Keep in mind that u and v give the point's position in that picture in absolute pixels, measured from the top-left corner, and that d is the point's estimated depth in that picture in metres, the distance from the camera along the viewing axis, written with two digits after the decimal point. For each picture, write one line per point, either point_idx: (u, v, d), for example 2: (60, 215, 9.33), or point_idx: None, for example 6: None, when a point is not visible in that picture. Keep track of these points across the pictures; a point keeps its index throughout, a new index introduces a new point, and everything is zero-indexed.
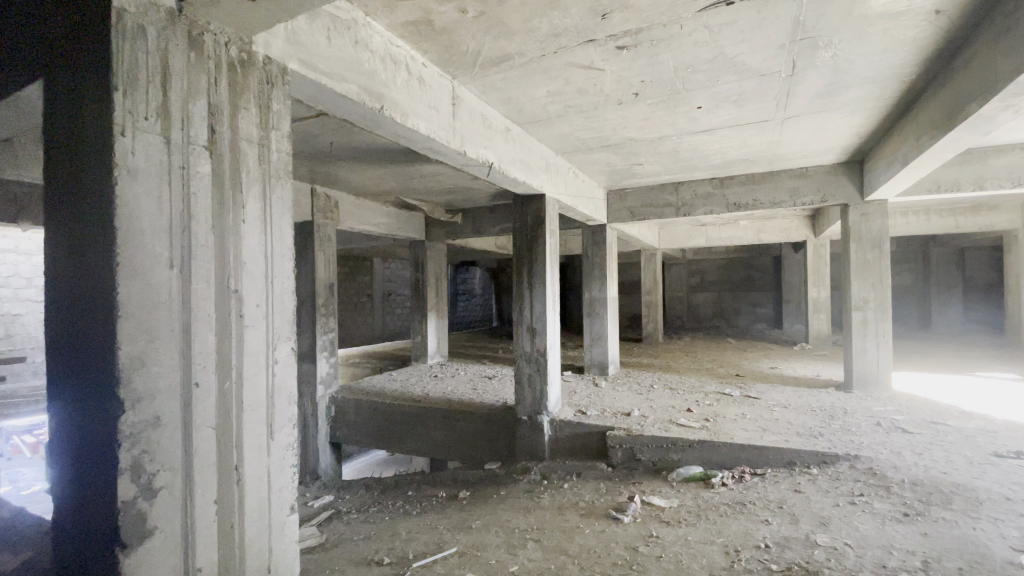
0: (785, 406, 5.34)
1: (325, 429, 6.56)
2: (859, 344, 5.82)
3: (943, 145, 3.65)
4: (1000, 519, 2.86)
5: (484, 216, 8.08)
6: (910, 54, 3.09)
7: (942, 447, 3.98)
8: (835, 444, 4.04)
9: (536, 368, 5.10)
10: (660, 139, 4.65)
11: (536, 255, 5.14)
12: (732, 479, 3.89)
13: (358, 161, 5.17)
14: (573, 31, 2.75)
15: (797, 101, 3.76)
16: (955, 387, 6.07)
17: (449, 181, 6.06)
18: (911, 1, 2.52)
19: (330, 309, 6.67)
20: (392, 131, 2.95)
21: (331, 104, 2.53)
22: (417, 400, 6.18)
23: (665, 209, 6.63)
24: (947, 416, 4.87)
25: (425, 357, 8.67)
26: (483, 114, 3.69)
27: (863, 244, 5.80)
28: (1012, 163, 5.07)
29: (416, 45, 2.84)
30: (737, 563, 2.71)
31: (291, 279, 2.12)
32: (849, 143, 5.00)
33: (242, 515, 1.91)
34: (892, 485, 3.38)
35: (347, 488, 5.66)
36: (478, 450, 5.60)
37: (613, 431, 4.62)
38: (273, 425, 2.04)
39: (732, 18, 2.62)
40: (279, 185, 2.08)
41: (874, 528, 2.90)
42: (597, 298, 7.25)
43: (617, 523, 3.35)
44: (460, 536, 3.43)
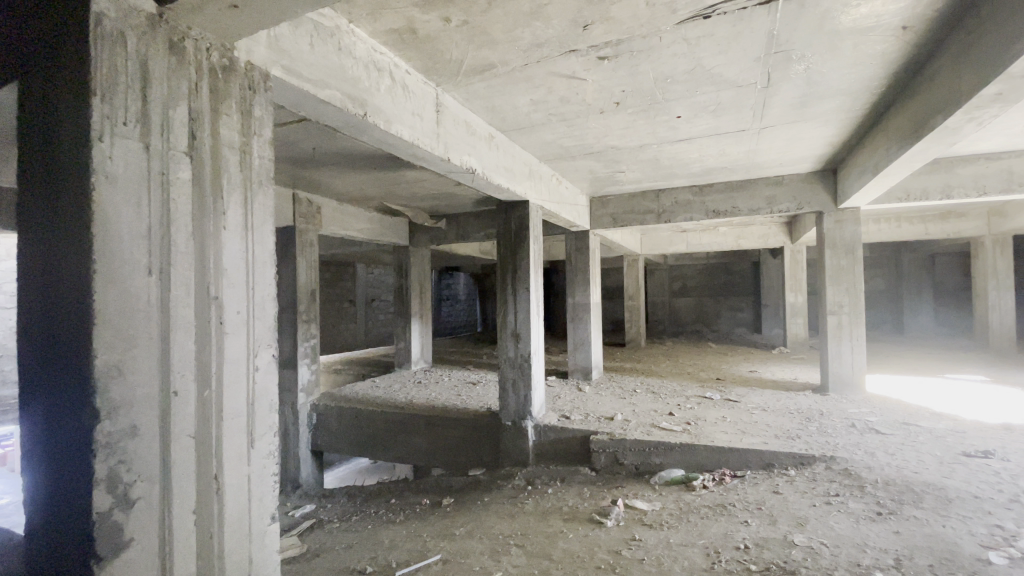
0: (764, 409, 5.45)
1: (306, 437, 6.47)
2: (834, 348, 5.98)
3: (911, 155, 3.79)
4: (968, 517, 2.96)
5: (468, 221, 8.10)
6: (879, 68, 3.21)
7: (913, 447, 4.11)
8: (812, 446, 4.13)
9: (520, 374, 5.11)
10: (641, 147, 4.74)
11: (519, 261, 5.17)
12: (713, 481, 3.95)
13: (340, 166, 5.14)
14: (555, 42, 2.79)
15: (772, 111, 3.87)
16: (927, 389, 6.26)
17: (433, 187, 6.06)
18: (879, 18, 2.62)
19: (312, 315, 6.58)
20: (375, 138, 2.95)
21: (314, 110, 2.53)
22: (400, 406, 6.13)
23: (647, 215, 6.74)
24: (919, 417, 5.02)
25: (409, 363, 8.61)
26: (467, 121, 3.72)
27: (838, 250, 5.97)
28: (976, 173, 5.28)
29: (401, 53, 2.86)
30: (717, 564, 2.75)
31: (273, 286, 2.11)
32: (823, 153, 5.15)
33: (222, 525, 1.88)
34: (866, 484, 3.48)
35: (329, 496, 5.59)
36: (462, 456, 5.58)
37: (596, 436, 4.65)
38: (254, 433, 2.02)
39: (709, 30, 2.69)
40: (261, 191, 2.08)
41: (849, 527, 2.97)
42: (581, 304, 7.30)
43: (600, 527, 3.38)
44: (444, 543, 3.42)
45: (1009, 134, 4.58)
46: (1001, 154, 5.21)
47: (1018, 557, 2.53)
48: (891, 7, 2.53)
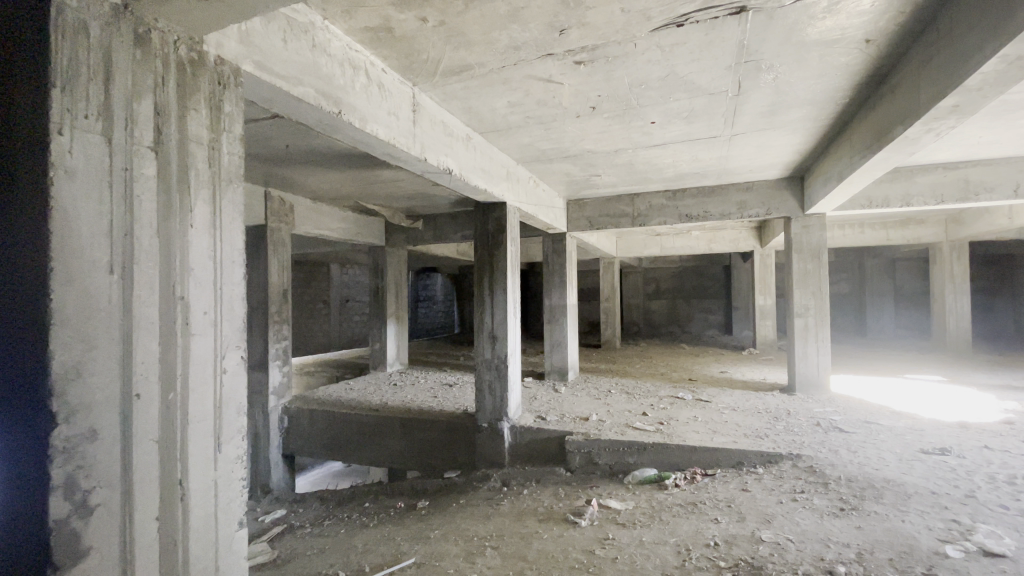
0: (734, 408, 5.58)
1: (278, 441, 6.33)
2: (801, 350, 6.17)
3: (873, 164, 3.94)
4: (926, 512, 3.09)
5: (446, 222, 8.06)
6: (843, 79, 3.33)
7: (874, 445, 4.27)
8: (779, 445, 4.25)
9: (496, 375, 5.11)
10: (617, 152, 4.80)
11: (496, 262, 5.18)
12: (685, 480, 4.03)
13: (315, 164, 5.05)
14: (531, 45, 2.81)
15: (743, 119, 3.98)
16: (888, 389, 6.51)
17: (410, 187, 6.02)
18: (844, 31, 2.73)
19: (284, 316, 6.44)
20: (350, 136, 2.91)
21: (287, 107, 2.48)
22: (374, 409, 6.05)
23: (622, 218, 6.83)
24: (880, 416, 5.22)
25: (384, 364, 8.52)
26: (445, 122, 3.71)
27: (805, 255, 6.15)
28: (934, 182, 5.53)
29: (377, 51, 2.83)
30: (688, 562, 2.80)
31: (242, 285, 2.07)
32: (791, 160, 5.32)
33: (187, 532, 1.83)
34: (829, 481, 3.60)
35: (301, 501, 5.47)
36: (437, 458, 5.55)
37: (571, 436, 4.69)
38: (221, 437, 1.97)
39: (682, 38, 2.75)
40: (230, 188, 2.03)
41: (813, 523, 3.07)
42: (557, 305, 7.35)
43: (574, 527, 3.40)
44: (418, 546, 3.39)
45: (964, 145, 4.80)
46: (957, 164, 5.46)
47: (972, 550, 2.64)
48: (855, 21, 2.63)
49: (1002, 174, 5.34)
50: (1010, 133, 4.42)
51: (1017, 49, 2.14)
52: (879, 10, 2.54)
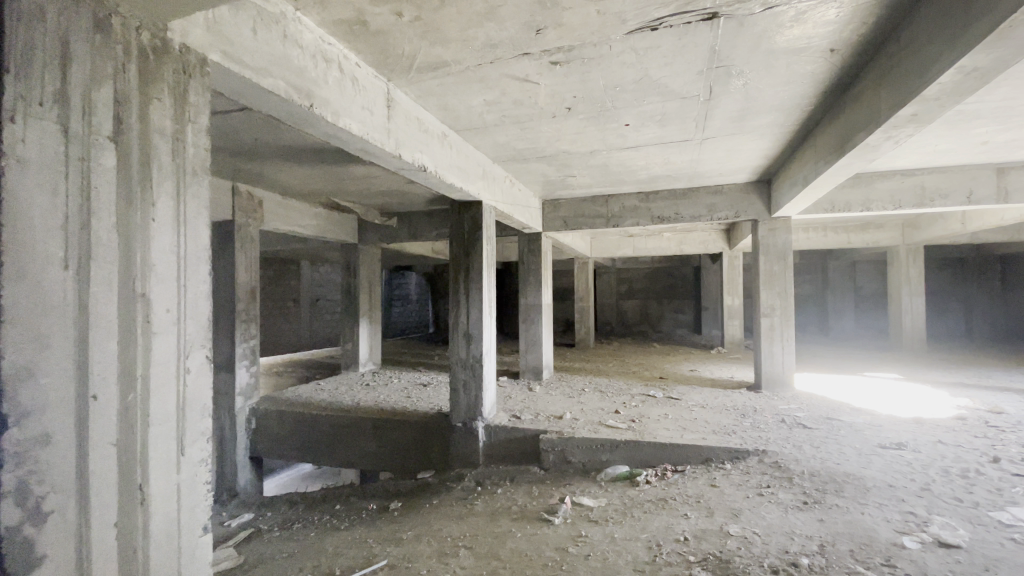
0: (703, 406, 5.71)
1: (245, 443, 6.15)
2: (767, 349, 6.36)
3: (836, 170, 4.08)
4: (883, 504, 3.23)
5: (420, 220, 7.99)
6: (809, 86, 3.45)
7: (835, 440, 4.43)
8: (746, 441, 4.37)
9: (471, 374, 5.10)
10: (592, 153, 4.85)
11: (471, 261, 5.16)
12: (655, 476, 4.10)
13: (285, 159, 4.93)
14: (508, 44, 2.81)
15: (713, 123, 4.07)
16: (847, 386, 6.78)
17: (383, 184, 5.94)
18: (810, 40, 2.82)
19: (252, 314, 6.26)
20: (323, 131, 2.85)
21: (257, 99, 2.41)
22: (346, 409, 5.95)
23: (597, 219, 6.90)
24: (841, 412, 5.43)
25: (356, 364, 8.38)
26: (420, 119, 3.67)
27: (771, 256, 6.35)
28: (892, 188, 5.79)
29: (350, 45, 2.79)
30: (659, 557, 2.85)
31: (207, 283, 2.00)
32: (759, 165, 5.47)
33: (148, 540, 1.75)
34: (794, 476, 3.72)
35: (269, 504, 5.33)
36: (411, 458, 5.49)
37: (545, 435, 4.71)
38: (185, 440, 1.90)
39: (657, 42, 2.79)
40: (196, 181, 1.96)
41: (778, 517, 3.17)
42: (532, 305, 7.37)
43: (548, 525, 3.42)
44: (391, 547, 3.35)
45: (920, 153, 5.03)
46: (914, 171, 5.71)
47: (927, 540, 2.77)
48: (821, 30, 2.72)
49: (955, 181, 5.62)
50: (962, 142, 4.65)
51: (971, 61, 2.25)
52: (844, 20, 2.63)
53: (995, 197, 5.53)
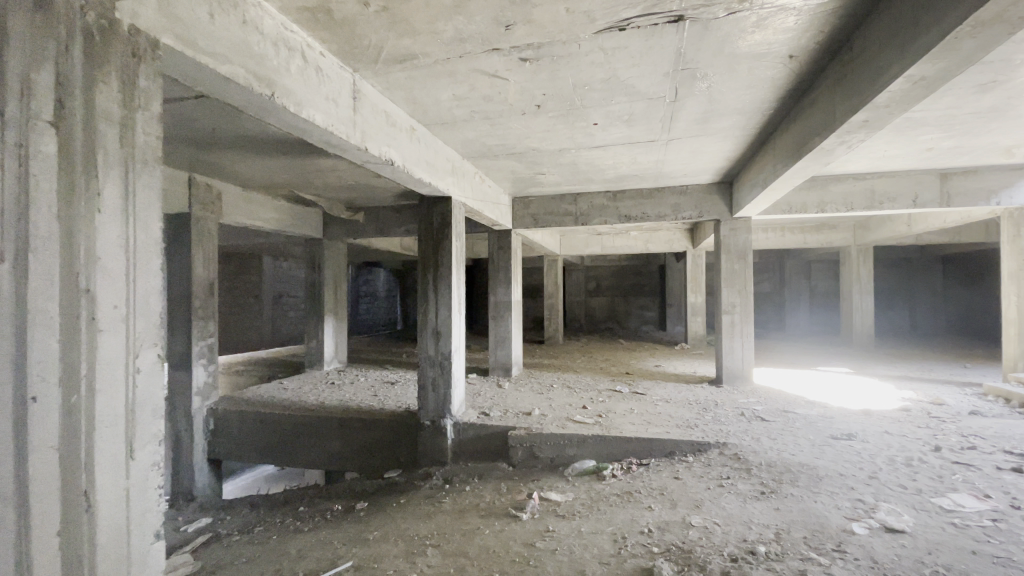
0: (666, 400, 5.85)
1: (202, 445, 5.91)
2: (728, 344, 6.57)
3: (794, 173, 4.24)
4: (835, 492, 3.39)
5: (387, 215, 7.86)
6: (769, 91, 3.56)
7: (791, 432, 4.62)
8: (707, 434, 4.50)
9: (440, 372, 5.05)
10: (561, 151, 4.88)
11: (440, 257, 5.11)
12: (621, 470, 4.17)
13: (245, 150, 4.75)
14: (477, 38, 2.78)
15: (679, 124, 4.16)
16: (802, 380, 7.08)
17: (349, 177, 5.80)
18: (771, 46, 2.91)
19: (209, 311, 6.02)
20: (285, 121, 2.76)
21: (214, 87, 2.31)
22: (310, 408, 5.80)
23: (566, 217, 6.95)
24: (796, 404, 5.67)
25: (321, 362, 8.19)
26: (387, 112, 3.60)
27: (732, 255, 6.55)
28: (845, 191, 6.05)
29: (314, 34, 2.70)
30: (624, 549, 2.90)
31: (159, 278, 1.91)
32: (721, 166, 5.63)
33: (95, 547, 1.67)
34: (752, 467, 3.86)
35: (228, 507, 5.15)
36: (377, 457, 5.41)
37: (514, 431, 4.72)
38: (134, 443, 1.81)
39: (624, 42, 2.83)
40: (146, 171, 1.86)
41: (738, 507, 3.27)
42: (502, 302, 7.37)
43: (516, 521, 3.44)
44: (356, 549, 3.29)
45: (871, 157, 5.28)
46: (865, 175, 6.00)
47: (875, 526, 2.92)
48: (781, 36, 2.81)
49: (901, 185, 5.93)
50: (909, 148, 4.90)
51: (919, 70, 2.37)
52: (802, 28, 2.73)
53: (939, 201, 5.87)
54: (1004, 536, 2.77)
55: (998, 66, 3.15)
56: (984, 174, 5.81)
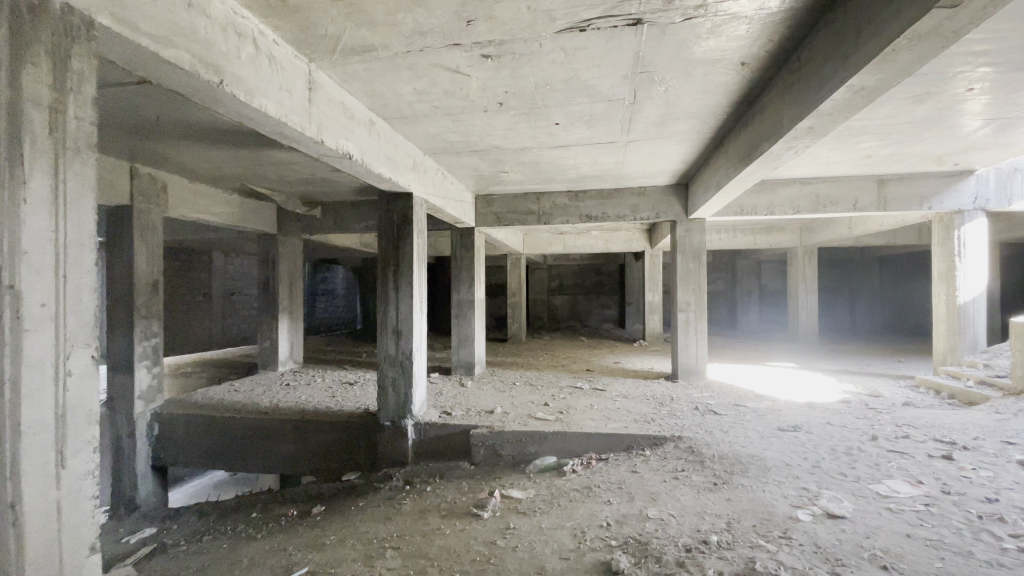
0: (625, 396, 5.98)
1: (145, 452, 5.59)
2: (683, 341, 6.79)
3: (745, 176, 4.42)
4: (781, 481, 3.56)
5: (346, 211, 7.66)
6: (722, 97, 3.69)
7: (741, 425, 4.81)
8: (663, 428, 4.64)
9: (400, 371, 4.97)
10: (524, 150, 4.89)
11: (401, 255, 5.02)
12: (581, 465, 4.23)
13: (192, 140, 4.52)
14: (437, 33, 2.75)
15: (637, 126, 4.25)
16: (752, 375, 7.40)
17: (306, 171, 5.62)
18: (724, 53, 3.01)
19: (153, 310, 5.69)
20: (234, 110, 2.64)
21: (157, 72, 2.18)
22: (263, 411, 5.58)
23: (528, 216, 6.98)
24: (747, 398, 5.92)
25: (275, 362, 7.91)
26: (345, 104, 3.50)
27: (688, 255, 6.75)
28: (792, 195, 6.36)
29: (267, 20, 2.60)
30: (583, 543, 2.95)
31: (94, 275, 1.79)
32: (677, 169, 5.80)
33: (18, 564, 1.54)
34: (705, 459, 4.00)
35: (175, 516, 4.89)
36: (335, 460, 5.27)
37: (476, 430, 4.71)
38: (66, 450, 1.69)
39: (585, 43, 2.86)
40: (79, 159, 1.73)
41: (692, 498, 3.39)
42: (464, 300, 7.33)
43: (477, 519, 3.42)
44: (313, 554, 3.20)
45: (816, 163, 5.57)
46: (811, 180, 6.32)
47: (818, 513, 3.08)
48: (733, 44, 2.91)
49: (843, 190, 6.28)
50: (850, 154, 5.20)
51: (859, 81, 2.52)
52: (752, 37, 2.84)
53: (876, 205, 6.25)
54: (935, 519, 2.98)
55: (929, 79, 3.38)
56: (916, 180, 6.23)
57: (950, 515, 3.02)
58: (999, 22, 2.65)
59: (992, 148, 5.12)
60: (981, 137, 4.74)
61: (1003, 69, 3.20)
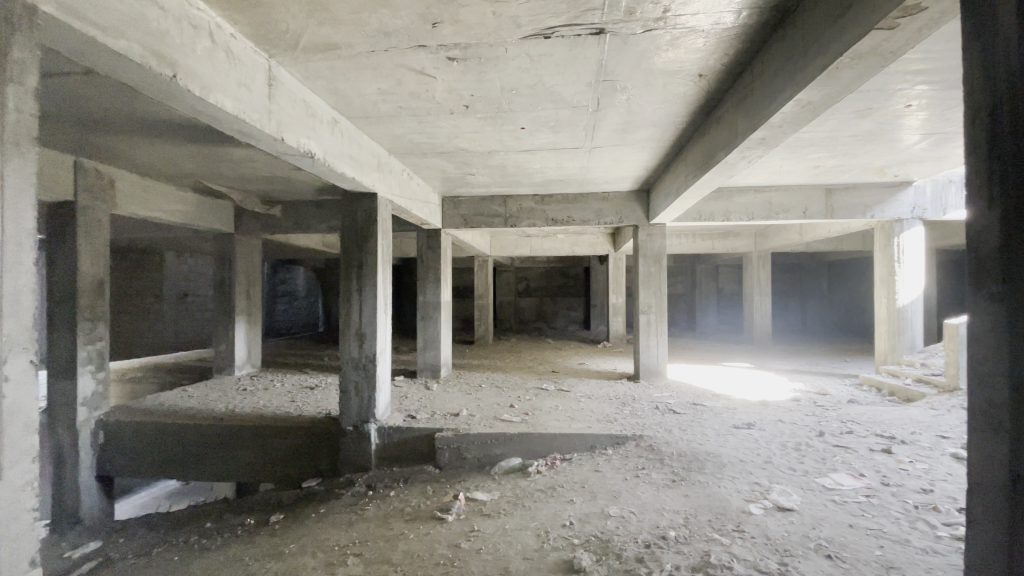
0: (589, 396, 6.08)
1: (90, 462, 5.28)
2: (645, 343, 6.96)
3: (702, 184, 4.58)
4: (736, 477, 3.71)
5: (308, 211, 7.47)
6: (681, 107, 3.82)
7: (699, 423, 4.98)
8: (625, 428, 4.74)
9: (364, 375, 4.89)
10: (490, 152, 4.91)
11: (365, 256, 4.94)
12: (545, 466, 4.27)
13: (144, 135, 4.32)
14: (403, 34, 2.74)
15: (601, 133, 4.35)
16: (709, 374, 7.65)
17: (266, 169, 5.46)
18: (683, 64, 3.12)
19: (99, 313, 5.39)
20: (189, 106, 2.55)
21: (106, 64, 2.09)
22: (218, 417, 5.38)
23: (494, 218, 7.00)
24: (705, 397, 6.13)
25: (231, 366, 7.63)
26: (306, 102, 3.43)
27: (650, 259, 6.93)
28: (747, 202, 6.65)
29: (225, 14, 2.52)
30: (546, 543, 2.98)
31: (33, 273, 1.69)
32: (639, 175, 5.96)
33: None
34: (664, 457, 4.11)
35: (123, 529, 4.65)
36: (295, 467, 5.12)
37: (441, 433, 4.69)
38: (2, 462, 1.59)
39: (549, 50, 2.91)
40: (19, 153, 1.64)
41: (651, 495, 3.49)
42: (430, 302, 7.27)
43: (441, 523, 3.41)
44: (272, 563, 3.11)
45: (769, 172, 5.82)
46: (765, 188, 6.61)
47: (769, 506, 3.22)
48: (690, 56, 3.02)
49: (794, 199, 6.60)
50: (800, 165, 5.47)
51: (807, 95, 2.66)
52: (709, 50, 2.96)
53: (824, 213, 6.60)
54: (876, 509, 3.17)
55: (872, 95, 3.60)
56: (860, 190, 6.61)
57: (889, 505, 3.22)
58: (933, 43, 2.86)
59: (928, 161, 5.48)
60: (918, 150, 5.07)
61: (938, 87, 3.45)
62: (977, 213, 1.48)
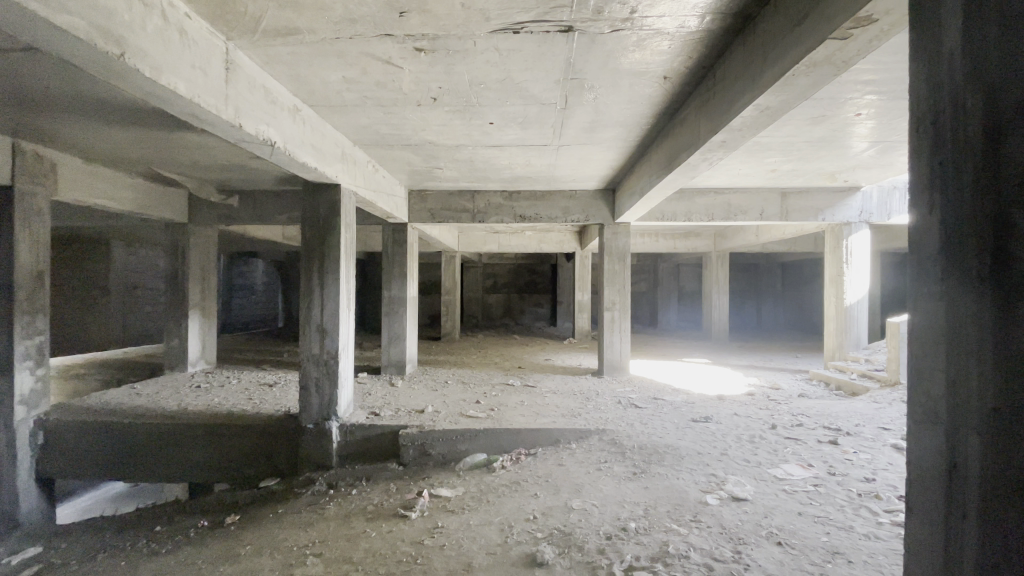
0: (554, 392, 6.14)
1: (27, 464, 4.95)
2: (608, 339, 7.07)
3: (666, 184, 4.69)
4: (693, 469, 3.83)
5: (268, 201, 7.21)
6: (646, 108, 3.89)
7: (659, 417, 5.10)
8: (589, 422, 4.81)
9: (325, 371, 4.78)
10: (457, 147, 4.87)
11: (328, 250, 4.81)
12: (510, 461, 4.27)
13: (88, 116, 4.06)
14: (368, 21, 2.67)
15: (569, 131, 4.39)
16: (670, 370, 7.86)
17: (223, 156, 5.23)
18: (649, 65, 3.18)
19: (37, 306, 5.04)
20: (138, 87, 2.42)
21: (45, 39, 1.95)
22: (168, 416, 5.13)
23: (461, 213, 6.96)
24: (665, 392, 6.29)
25: (184, 362, 7.31)
26: (267, 88, 3.31)
27: (615, 257, 7.05)
28: (708, 203, 6.84)
29: None
30: (510, 537, 3.00)
31: None
32: (606, 174, 6.04)
33: None
34: (626, 450, 4.20)
35: (64, 533, 4.39)
36: (252, 466, 4.95)
37: (405, 430, 4.63)
38: None
39: (518, 45, 2.90)
40: None
41: (613, 488, 3.56)
42: (395, 297, 7.16)
43: (404, 520, 3.37)
44: (226, 567, 3.01)
45: (729, 175, 6.02)
46: (725, 190, 6.83)
47: (725, 497, 3.34)
48: (656, 58, 3.08)
49: (752, 201, 6.85)
50: (758, 168, 5.68)
51: (766, 100, 2.75)
52: (674, 52, 3.03)
53: (779, 215, 6.87)
54: (822, 498, 3.34)
55: (825, 103, 3.77)
56: (813, 195, 6.92)
57: (835, 493, 3.40)
58: (882, 55, 3.00)
59: (875, 168, 5.78)
60: (866, 158, 5.34)
61: (885, 97, 3.64)
62: (919, 216, 1.57)
